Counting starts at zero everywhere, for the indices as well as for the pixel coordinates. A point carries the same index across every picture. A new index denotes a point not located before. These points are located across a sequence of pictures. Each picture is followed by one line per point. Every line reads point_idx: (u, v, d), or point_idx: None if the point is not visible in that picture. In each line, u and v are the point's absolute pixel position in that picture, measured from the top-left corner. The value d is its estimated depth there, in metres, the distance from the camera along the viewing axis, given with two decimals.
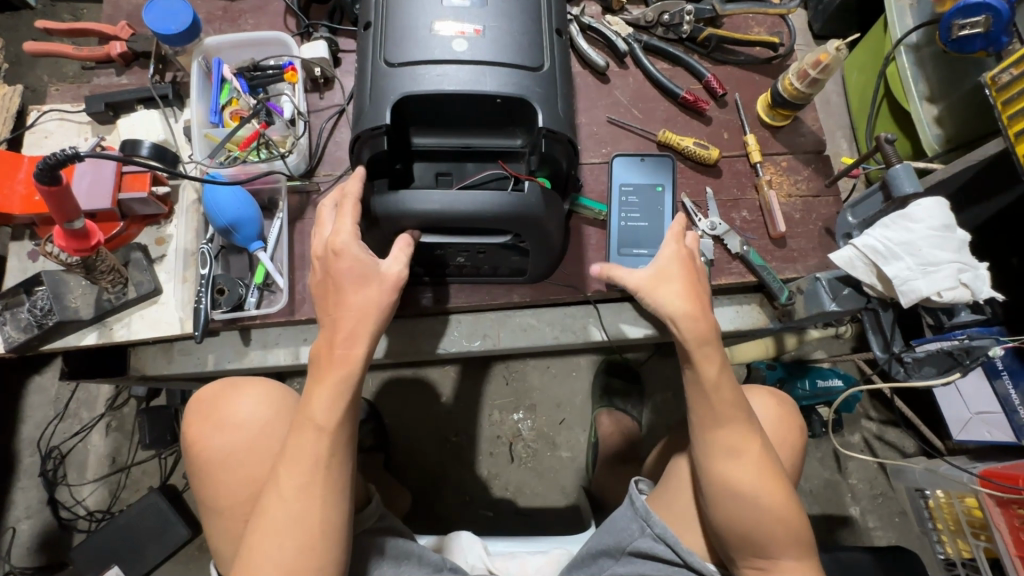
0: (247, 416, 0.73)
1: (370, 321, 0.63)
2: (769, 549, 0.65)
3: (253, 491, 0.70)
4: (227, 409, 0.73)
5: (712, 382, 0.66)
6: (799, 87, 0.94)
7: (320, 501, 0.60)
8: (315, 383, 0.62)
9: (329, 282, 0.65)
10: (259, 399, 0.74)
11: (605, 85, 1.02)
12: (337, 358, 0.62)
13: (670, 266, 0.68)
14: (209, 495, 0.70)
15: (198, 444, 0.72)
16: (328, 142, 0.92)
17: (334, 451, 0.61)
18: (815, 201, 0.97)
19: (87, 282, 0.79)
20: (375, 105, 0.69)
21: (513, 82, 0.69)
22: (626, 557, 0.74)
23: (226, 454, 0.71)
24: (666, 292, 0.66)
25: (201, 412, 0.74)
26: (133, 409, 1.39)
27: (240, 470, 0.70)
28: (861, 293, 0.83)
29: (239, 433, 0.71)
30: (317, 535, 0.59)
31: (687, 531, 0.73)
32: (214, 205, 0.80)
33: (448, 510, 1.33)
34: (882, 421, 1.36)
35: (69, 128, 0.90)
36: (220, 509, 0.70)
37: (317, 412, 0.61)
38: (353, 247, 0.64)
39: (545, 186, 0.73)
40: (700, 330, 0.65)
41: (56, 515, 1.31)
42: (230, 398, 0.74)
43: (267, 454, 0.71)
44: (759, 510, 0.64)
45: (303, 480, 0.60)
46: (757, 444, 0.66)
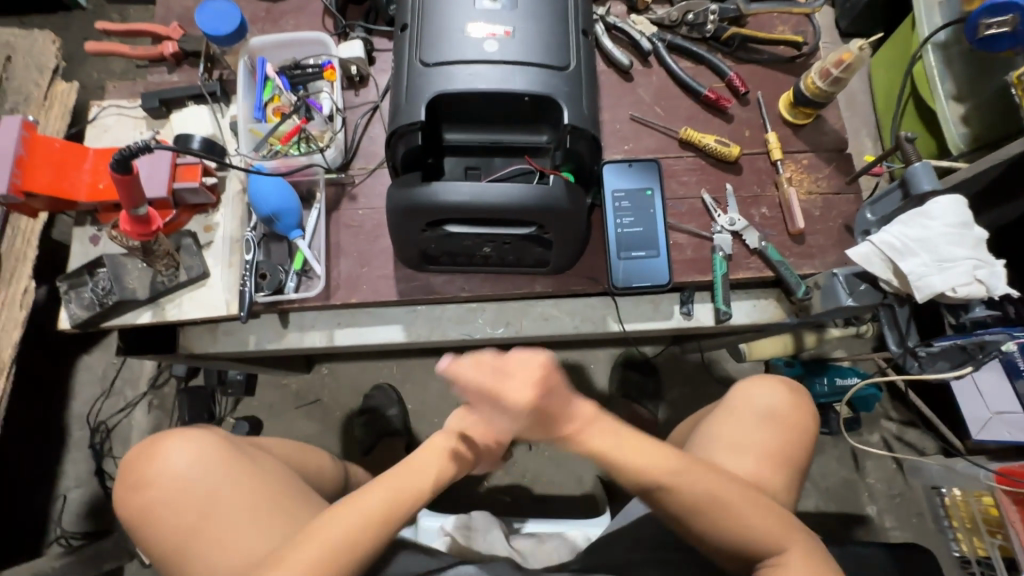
0: (173, 471, 0.75)
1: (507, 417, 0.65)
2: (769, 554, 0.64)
3: (179, 541, 0.72)
4: (152, 467, 0.75)
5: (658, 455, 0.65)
6: (822, 86, 0.95)
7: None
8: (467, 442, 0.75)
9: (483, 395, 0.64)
10: (183, 448, 0.76)
11: (628, 83, 1.05)
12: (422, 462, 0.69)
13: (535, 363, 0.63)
14: (148, 547, 0.74)
15: (128, 504, 0.75)
16: (362, 137, 0.97)
17: (343, 541, 0.63)
18: (835, 198, 0.99)
19: (144, 266, 0.85)
20: (410, 103, 0.73)
21: (541, 81, 0.73)
22: None
23: (153, 509, 0.73)
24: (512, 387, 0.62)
25: (130, 479, 0.76)
26: (172, 388, 1.48)
27: (169, 525, 0.72)
28: (878, 289, 0.85)
29: (162, 489, 0.74)
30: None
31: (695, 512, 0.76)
32: (258, 196, 0.86)
33: (469, 493, 1.38)
34: (900, 422, 1.37)
35: (126, 123, 0.97)
36: (156, 558, 0.73)
37: (355, 509, 0.65)
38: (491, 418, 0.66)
39: (570, 181, 0.77)
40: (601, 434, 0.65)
41: (103, 485, 1.41)
42: (156, 454, 0.76)
43: (190, 505, 0.73)
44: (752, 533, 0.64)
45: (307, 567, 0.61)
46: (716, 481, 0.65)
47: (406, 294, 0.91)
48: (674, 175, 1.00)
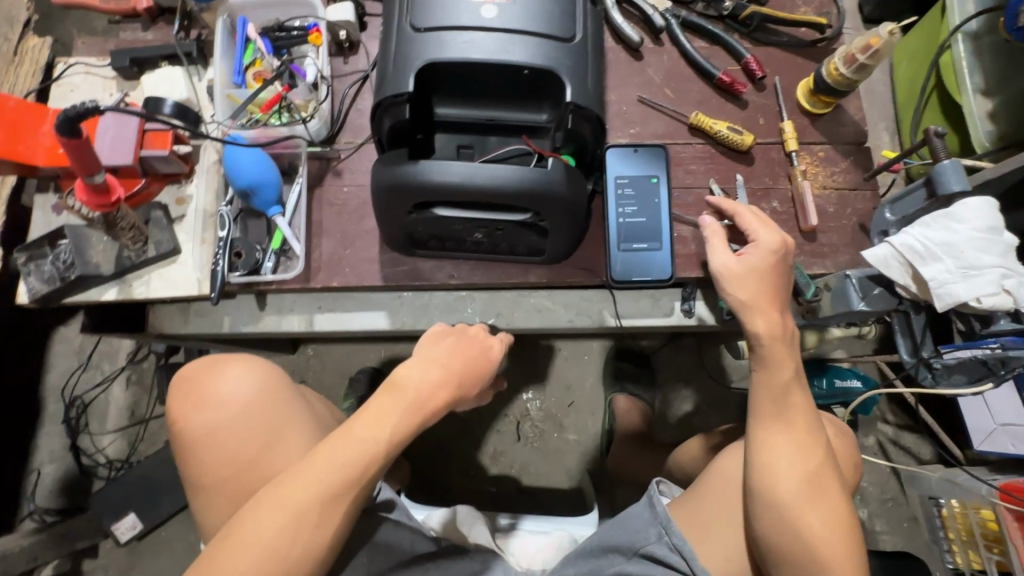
0: (233, 394, 0.71)
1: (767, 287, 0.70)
2: (813, 569, 0.63)
3: (234, 472, 0.69)
4: (211, 390, 0.71)
5: (776, 393, 0.68)
6: (845, 73, 0.89)
7: (303, 517, 0.58)
8: (458, 350, 0.69)
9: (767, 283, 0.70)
10: (243, 374, 0.72)
11: (638, 62, 0.98)
12: (405, 385, 0.64)
13: (756, 266, 0.71)
14: (194, 469, 0.70)
15: (180, 421, 0.70)
16: (350, 109, 0.91)
17: (340, 475, 0.59)
18: (850, 194, 0.93)
19: (109, 239, 0.79)
20: (398, 72, 0.66)
21: (542, 53, 0.66)
22: (637, 557, 0.75)
23: (210, 433, 0.70)
24: (747, 288, 0.69)
25: (182, 391, 0.72)
26: (152, 364, 1.43)
27: (222, 451, 0.69)
28: (892, 293, 0.80)
29: (221, 412, 0.70)
30: (299, 546, 0.57)
31: (712, 551, 0.72)
32: (233, 167, 0.80)
33: (453, 483, 1.35)
34: (899, 426, 1.31)
35: (93, 82, 0.90)
36: (206, 487, 0.69)
37: (356, 436, 0.61)
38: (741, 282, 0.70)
39: (570, 164, 0.71)
40: (778, 342, 0.68)
41: (78, 461, 1.37)
42: (213, 375, 0.72)
43: (255, 433, 0.70)
44: (813, 531, 0.64)
45: (308, 501, 0.58)
46: (813, 453, 0.66)
47: (390, 279, 0.85)
48: (682, 163, 0.93)
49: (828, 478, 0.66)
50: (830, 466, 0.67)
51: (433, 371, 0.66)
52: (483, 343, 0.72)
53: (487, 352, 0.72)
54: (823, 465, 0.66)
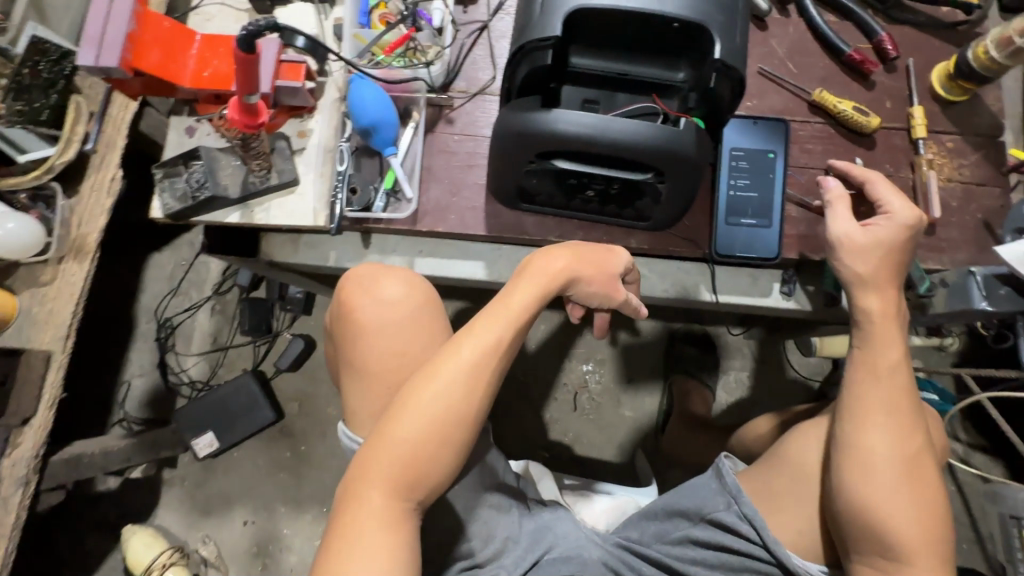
0: (396, 296, 0.73)
1: (884, 264, 0.68)
2: (898, 554, 0.60)
3: (395, 367, 0.71)
4: (380, 288, 0.73)
5: (877, 376, 0.66)
6: (997, 57, 0.83)
7: (462, 386, 0.62)
8: (586, 250, 0.73)
9: (887, 255, 0.68)
10: (410, 284, 0.74)
11: (762, 32, 0.94)
12: (534, 268, 0.69)
13: (882, 240, 0.68)
14: (356, 360, 0.72)
15: (348, 313, 0.73)
16: (467, 58, 0.91)
17: (484, 346, 0.63)
18: (976, 189, 0.88)
19: (237, 163, 0.84)
20: (544, 15, 0.65)
21: (694, 6, 0.63)
22: (705, 523, 0.76)
23: (376, 326, 0.72)
24: (868, 263, 0.67)
25: (352, 288, 0.73)
26: (236, 296, 1.51)
27: (386, 347, 0.71)
28: (1021, 294, 0.76)
29: (388, 312, 0.72)
30: (451, 415, 0.61)
31: (785, 523, 0.73)
32: (358, 105, 0.83)
33: (509, 442, 1.38)
34: (969, 445, 1.28)
35: (227, 13, 0.93)
36: (363, 377, 0.72)
37: (495, 314, 0.65)
38: (861, 254, 0.68)
39: (700, 127, 0.70)
40: (889, 325, 0.67)
41: (164, 378, 1.47)
42: (381, 275, 0.74)
43: (416, 337, 0.72)
44: (904, 517, 0.61)
45: (463, 367, 0.62)
46: (910, 442, 0.63)
47: (493, 230, 0.87)
48: (798, 141, 0.90)
49: (923, 465, 0.63)
50: (929, 455, 0.64)
51: (536, 288, 0.68)
52: (608, 249, 0.75)
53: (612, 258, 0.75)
54: (921, 455, 0.63)
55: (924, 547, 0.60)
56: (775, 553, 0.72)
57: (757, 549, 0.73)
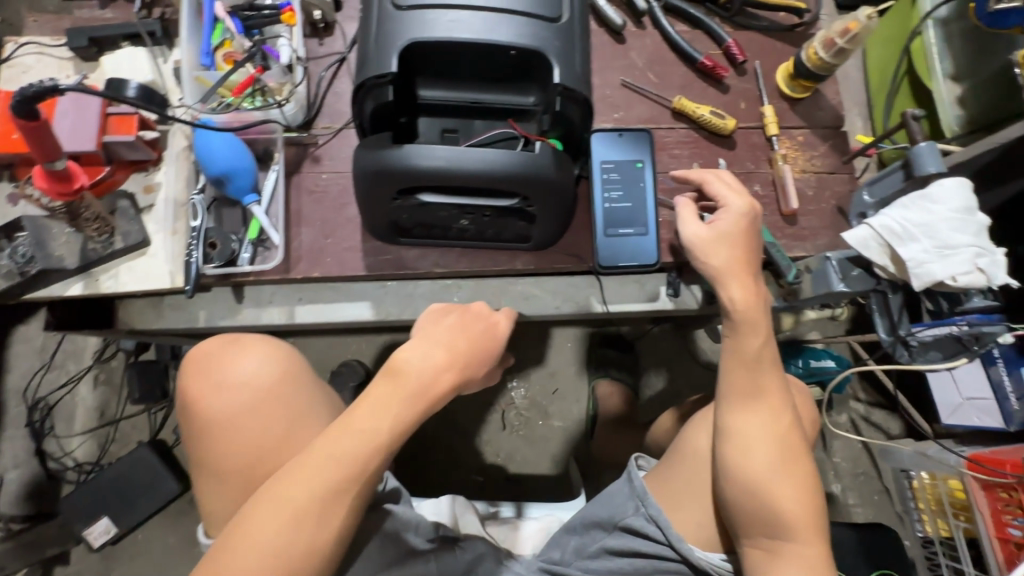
0: (250, 377, 0.68)
1: (740, 253, 0.68)
2: (779, 537, 0.63)
3: (253, 458, 0.66)
4: (230, 369, 0.68)
5: (748, 372, 0.66)
6: (824, 57, 0.89)
7: (318, 510, 0.56)
8: (456, 328, 0.64)
9: (740, 245, 0.68)
10: (264, 358, 0.69)
11: (621, 46, 0.97)
12: (405, 372, 0.61)
13: (727, 231, 0.68)
14: (211, 455, 0.67)
15: (197, 403, 0.67)
16: (327, 92, 0.87)
17: (354, 457, 0.57)
18: (828, 177, 0.95)
19: (71, 230, 0.75)
20: (380, 50, 0.64)
21: (530, 33, 0.64)
22: (618, 531, 0.75)
23: (228, 417, 0.67)
24: (720, 256, 0.67)
25: (200, 369, 0.69)
26: (121, 363, 1.37)
27: (241, 437, 0.66)
28: (871, 275, 0.82)
29: (242, 394, 0.67)
30: (303, 544, 0.55)
31: (687, 519, 0.72)
32: (206, 154, 0.76)
33: (440, 473, 1.34)
34: (869, 403, 1.36)
35: (48, 63, 0.84)
36: (219, 472, 0.66)
37: (356, 428, 0.58)
38: (711, 249, 0.68)
39: (557, 148, 0.70)
40: (753, 313, 0.66)
41: (44, 465, 1.31)
42: (231, 354, 0.69)
43: (274, 420, 0.67)
44: (779, 506, 0.63)
45: (320, 491, 0.56)
46: (779, 430, 0.65)
47: (374, 268, 0.83)
48: (665, 148, 0.93)
49: (792, 446, 0.65)
50: (798, 433, 0.66)
51: (424, 353, 0.62)
52: (489, 320, 0.67)
53: (493, 330, 0.67)
54: (790, 440, 0.65)
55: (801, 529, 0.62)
56: (679, 549, 0.71)
57: (666, 550, 0.72)
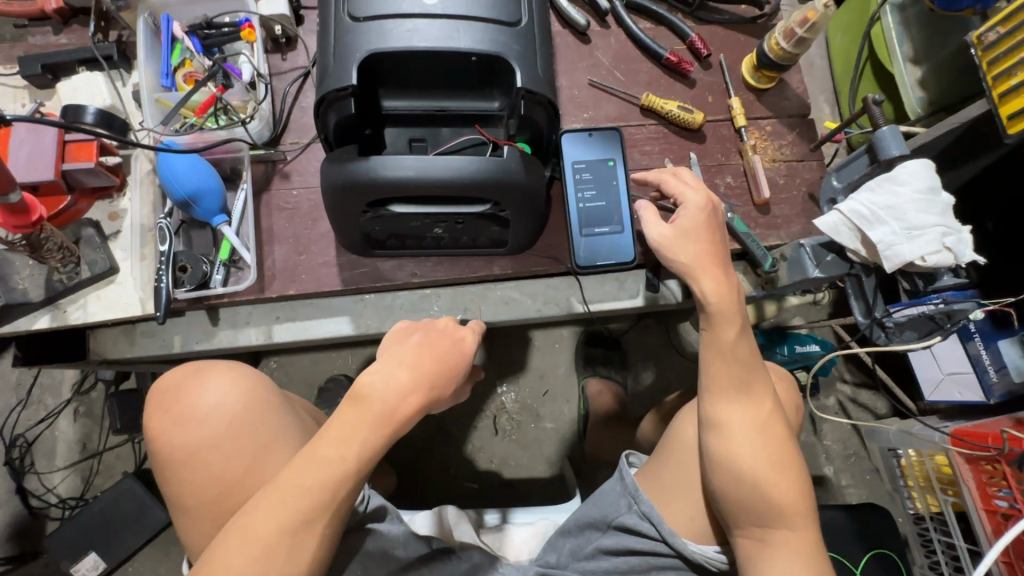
0: (212, 408, 0.67)
1: (705, 247, 0.67)
2: (765, 525, 0.63)
3: (220, 491, 0.65)
4: (192, 401, 0.67)
5: (724, 363, 0.66)
6: (785, 47, 0.90)
7: (287, 542, 0.55)
8: (418, 348, 0.61)
9: (706, 238, 0.68)
10: (227, 386, 0.68)
11: (586, 46, 0.97)
12: (369, 397, 0.58)
13: (692, 225, 0.68)
14: (179, 491, 0.66)
15: (159, 439, 0.66)
16: (292, 107, 0.86)
17: (324, 482, 0.56)
18: (798, 165, 0.96)
19: (35, 262, 0.74)
20: (340, 63, 0.63)
21: (489, 39, 0.64)
22: (612, 530, 0.75)
23: (191, 452, 0.66)
24: (687, 251, 0.67)
25: (163, 404, 0.67)
26: (101, 394, 1.34)
27: (208, 470, 0.65)
28: (844, 259, 0.83)
29: (207, 427, 0.66)
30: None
31: (678, 513, 0.72)
32: (171, 176, 0.75)
33: (434, 484, 1.33)
34: (855, 384, 1.38)
35: (2, 93, 0.82)
36: (188, 508, 0.65)
37: (321, 457, 0.57)
38: (678, 245, 0.68)
39: (526, 151, 0.70)
40: (724, 306, 0.66)
41: (26, 504, 1.27)
42: (193, 385, 0.68)
43: (239, 451, 0.66)
44: (760, 496, 0.63)
45: (287, 524, 0.55)
46: (754, 421, 0.65)
47: (350, 282, 0.82)
48: (636, 145, 0.94)
49: (771, 432, 0.65)
50: (776, 420, 0.66)
51: (391, 369, 0.60)
52: (454, 335, 0.64)
53: (459, 345, 0.64)
54: (768, 429, 0.65)
55: (786, 515, 0.63)
56: (673, 545, 0.71)
57: (660, 545, 0.72)
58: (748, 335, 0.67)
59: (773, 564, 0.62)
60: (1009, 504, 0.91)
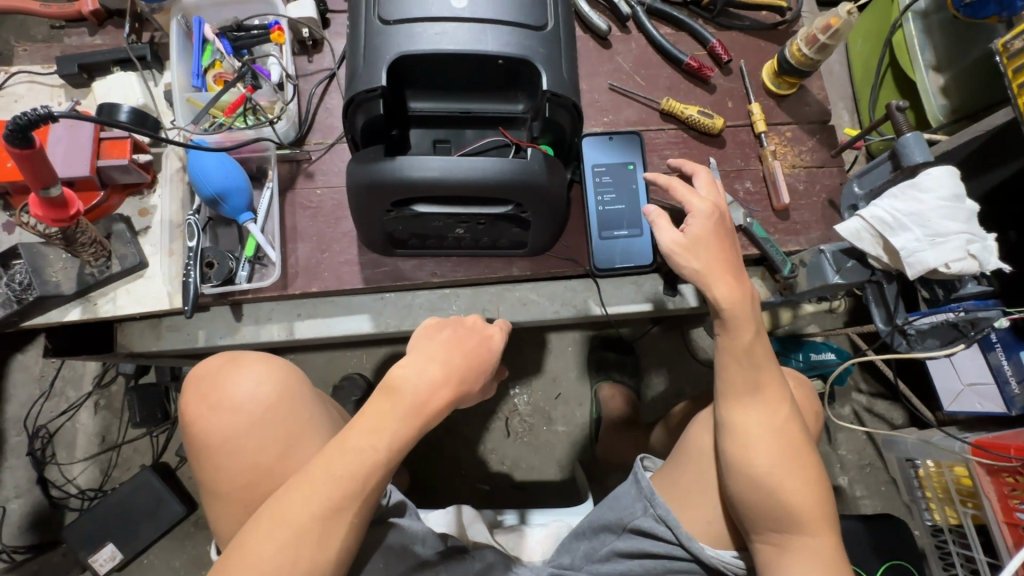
0: (246, 397, 0.68)
1: (722, 248, 0.67)
2: (791, 526, 0.63)
3: (252, 478, 0.66)
4: (226, 389, 0.68)
5: (745, 365, 0.66)
6: (808, 53, 0.91)
7: (318, 528, 0.56)
8: (447, 344, 0.62)
9: (721, 239, 0.67)
10: (262, 376, 0.69)
11: (607, 51, 0.98)
12: (401, 389, 0.60)
13: (702, 230, 0.66)
14: (210, 478, 0.67)
15: (195, 425, 0.68)
16: (318, 108, 0.88)
17: (352, 473, 0.57)
18: (818, 171, 0.96)
19: (68, 256, 0.76)
20: (369, 65, 0.64)
21: (515, 42, 0.65)
22: (627, 533, 0.75)
23: (225, 438, 0.67)
24: (699, 257, 0.65)
25: (199, 390, 0.69)
26: (121, 387, 1.37)
27: (238, 458, 0.66)
28: (865, 265, 0.83)
29: (239, 416, 0.67)
30: (304, 564, 0.55)
31: (694, 516, 0.72)
32: (200, 174, 0.76)
33: (446, 484, 1.33)
34: (871, 394, 1.37)
35: (39, 91, 0.85)
36: (219, 493, 0.67)
37: (353, 447, 0.58)
38: (689, 252, 0.66)
39: (549, 154, 0.71)
40: (740, 308, 0.65)
41: (47, 494, 1.30)
42: (229, 375, 0.69)
43: (272, 440, 0.67)
44: (785, 497, 0.63)
45: (318, 512, 0.56)
46: (781, 424, 0.65)
47: (371, 281, 0.83)
48: (655, 150, 0.94)
49: (796, 434, 0.65)
50: (797, 424, 0.66)
51: (418, 364, 0.60)
52: (482, 333, 0.64)
53: (487, 343, 0.65)
54: (793, 432, 0.65)
55: (811, 516, 0.63)
56: (690, 549, 0.71)
57: (676, 549, 0.72)
58: (764, 336, 0.67)
59: (798, 567, 0.62)
60: None
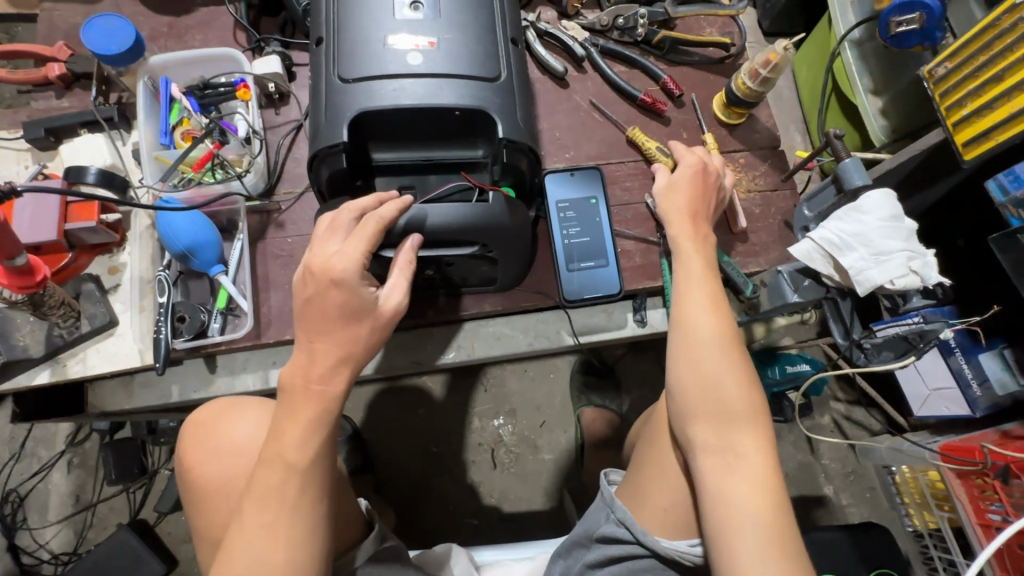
0: (245, 439, 0.68)
1: (696, 197, 0.75)
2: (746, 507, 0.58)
3: None
4: (224, 433, 0.68)
5: (699, 317, 0.66)
6: (752, 86, 0.96)
7: (283, 536, 0.55)
8: (308, 314, 0.59)
9: (699, 183, 0.76)
10: (257, 420, 0.69)
11: (565, 90, 1.03)
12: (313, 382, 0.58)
13: (685, 177, 0.76)
14: (204, 523, 0.66)
15: (193, 470, 0.67)
16: (286, 159, 0.90)
17: (292, 476, 0.56)
18: (773, 194, 1.00)
19: (35, 319, 0.76)
20: (331, 122, 0.68)
21: (471, 94, 0.69)
22: (595, 543, 0.74)
23: (226, 481, 0.66)
24: (676, 197, 0.75)
25: (198, 435, 0.69)
26: (95, 444, 1.33)
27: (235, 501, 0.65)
28: (820, 283, 0.86)
29: (236, 459, 0.67)
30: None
31: (648, 509, 0.71)
32: (169, 231, 0.77)
33: (434, 522, 1.32)
34: (848, 402, 1.40)
35: (7, 156, 0.86)
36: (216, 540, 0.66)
37: (282, 447, 0.56)
38: (675, 189, 0.75)
39: (510, 195, 0.73)
40: (696, 246, 0.71)
41: (18, 562, 1.25)
42: (228, 418, 0.70)
43: None
44: (738, 429, 0.61)
45: (268, 517, 0.55)
46: (739, 369, 0.64)
47: None
48: (617, 181, 0.97)
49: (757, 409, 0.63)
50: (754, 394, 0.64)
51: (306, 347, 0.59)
52: None
53: None
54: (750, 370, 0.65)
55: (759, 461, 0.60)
56: (646, 544, 0.70)
57: (637, 548, 0.71)
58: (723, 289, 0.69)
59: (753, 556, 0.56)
60: (1001, 518, 0.93)
